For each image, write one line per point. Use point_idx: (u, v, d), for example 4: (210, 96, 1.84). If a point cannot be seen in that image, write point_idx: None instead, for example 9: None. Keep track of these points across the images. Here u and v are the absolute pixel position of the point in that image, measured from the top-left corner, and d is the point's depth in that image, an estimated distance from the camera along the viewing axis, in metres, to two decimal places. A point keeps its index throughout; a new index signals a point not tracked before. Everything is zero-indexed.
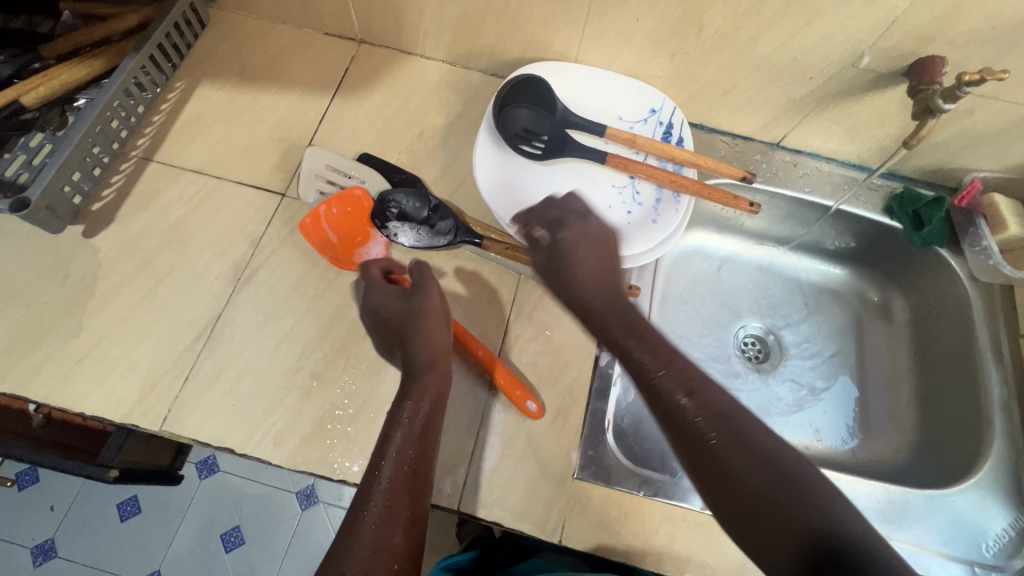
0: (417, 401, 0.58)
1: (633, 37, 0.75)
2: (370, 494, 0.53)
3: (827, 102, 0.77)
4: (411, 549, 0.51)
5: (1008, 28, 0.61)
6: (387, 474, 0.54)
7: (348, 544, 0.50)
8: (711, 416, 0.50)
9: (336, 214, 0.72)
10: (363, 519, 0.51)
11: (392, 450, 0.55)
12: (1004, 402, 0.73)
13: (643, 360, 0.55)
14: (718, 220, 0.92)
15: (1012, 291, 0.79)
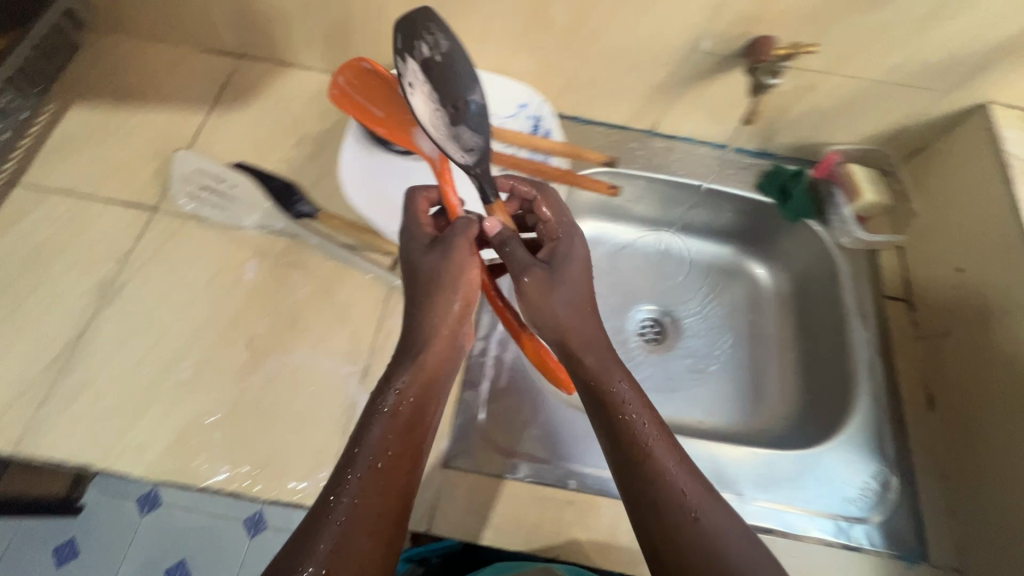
0: (396, 386, 0.54)
1: (491, 36, 0.77)
2: (344, 489, 0.47)
3: (684, 86, 0.80)
4: (385, 554, 0.46)
5: (818, 5, 0.65)
6: (362, 470, 0.48)
7: (313, 551, 0.44)
8: (695, 499, 0.49)
9: (359, 85, 0.71)
10: (332, 526, 0.45)
11: (373, 437, 0.50)
12: (870, 361, 0.76)
13: (630, 416, 0.53)
14: (607, 207, 0.94)
15: (874, 254, 0.83)
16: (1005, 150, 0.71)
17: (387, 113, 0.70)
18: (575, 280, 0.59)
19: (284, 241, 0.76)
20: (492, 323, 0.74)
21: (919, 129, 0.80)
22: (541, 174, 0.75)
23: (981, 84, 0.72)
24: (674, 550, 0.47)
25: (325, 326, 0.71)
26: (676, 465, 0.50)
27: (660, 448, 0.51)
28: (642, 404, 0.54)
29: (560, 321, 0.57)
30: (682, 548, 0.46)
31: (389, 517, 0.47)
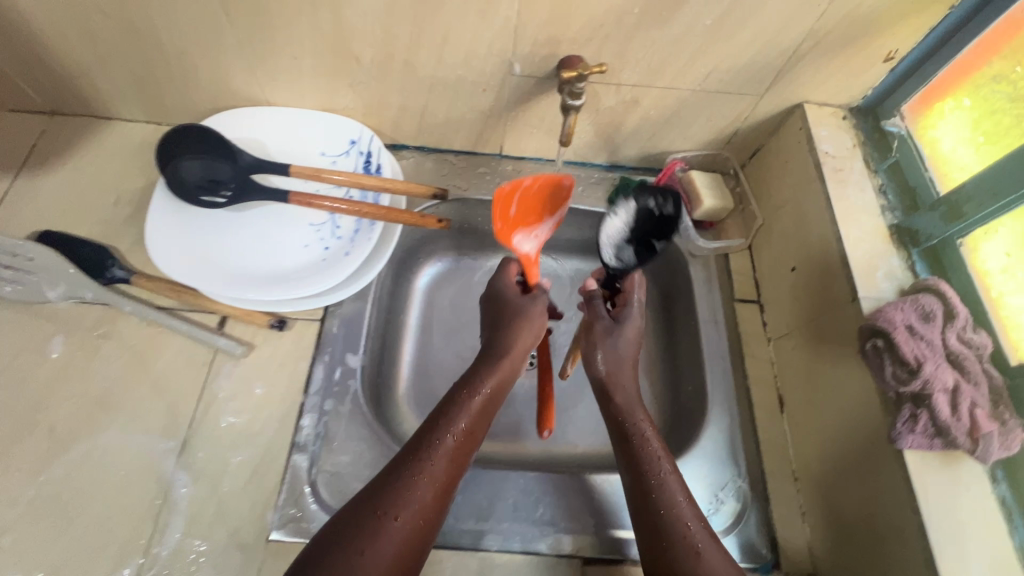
0: (482, 385, 0.62)
1: (304, 75, 0.74)
2: (421, 470, 0.54)
3: (514, 109, 0.78)
4: (419, 538, 0.52)
5: (612, 24, 0.64)
6: (442, 452, 0.56)
7: (378, 535, 0.49)
8: (697, 535, 0.53)
9: (530, 192, 0.68)
10: (389, 518, 0.51)
11: (453, 429, 0.58)
12: (721, 368, 0.75)
13: (647, 453, 0.58)
14: (464, 228, 0.90)
15: (725, 256, 0.83)
16: (818, 149, 0.72)
17: (520, 215, 0.69)
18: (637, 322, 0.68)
19: (96, 311, 0.70)
20: (326, 375, 0.69)
21: (750, 131, 0.81)
22: (365, 211, 0.71)
23: (791, 85, 0.73)
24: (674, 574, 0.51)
25: (139, 401, 0.66)
26: (683, 501, 0.55)
27: (671, 482, 0.56)
28: (660, 449, 0.59)
29: (602, 371, 0.65)
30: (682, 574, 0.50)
31: (439, 491, 0.54)
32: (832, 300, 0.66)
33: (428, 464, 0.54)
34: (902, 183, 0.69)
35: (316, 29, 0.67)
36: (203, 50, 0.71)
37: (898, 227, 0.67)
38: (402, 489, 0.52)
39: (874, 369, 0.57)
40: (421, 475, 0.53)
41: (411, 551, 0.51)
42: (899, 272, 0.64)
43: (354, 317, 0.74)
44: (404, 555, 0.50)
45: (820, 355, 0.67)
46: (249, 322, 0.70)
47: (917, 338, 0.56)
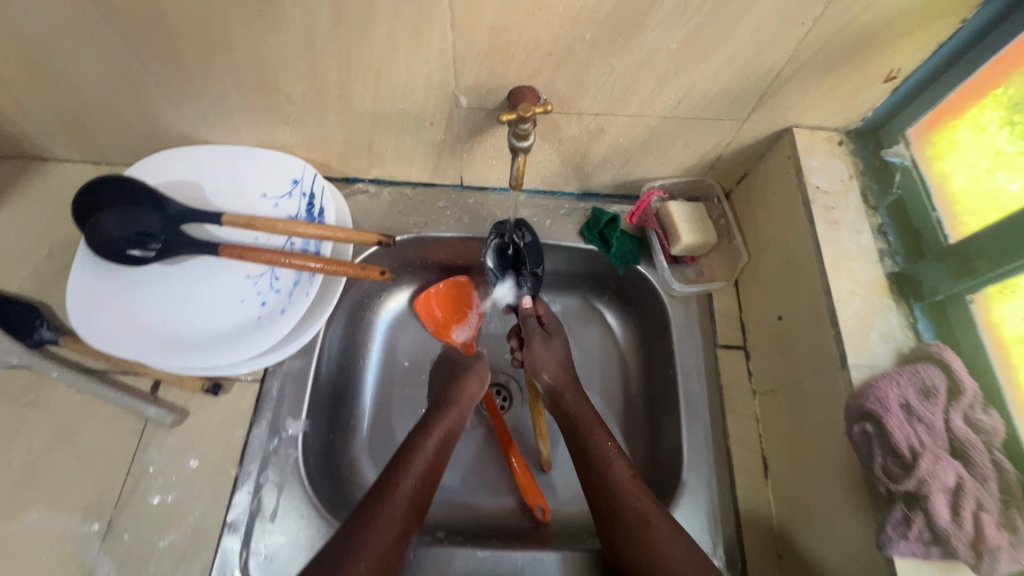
0: (435, 427, 0.65)
1: (234, 113, 0.68)
2: (386, 504, 0.57)
3: (468, 140, 0.70)
4: (393, 561, 0.55)
5: (562, 51, 0.56)
6: (404, 492, 0.58)
7: (353, 564, 0.52)
8: (646, 505, 0.58)
9: (442, 294, 0.83)
10: (360, 546, 0.54)
11: (412, 471, 0.60)
12: (700, 428, 0.68)
13: (593, 440, 0.64)
14: (424, 263, 0.83)
15: (709, 296, 0.75)
16: (807, 183, 0.63)
17: (446, 313, 0.83)
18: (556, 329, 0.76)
19: (24, 376, 0.66)
20: (264, 442, 0.65)
21: (736, 156, 0.72)
22: (300, 264, 0.65)
23: (778, 108, 0.63)
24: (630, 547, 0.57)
25: (65, 477, 0.62)
26: (653, 518, 0.57)
27: (618, 462, 0.62)
28: (602, 431, 0.65)
29: (551, 378, 0.71)
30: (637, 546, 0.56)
31: (408, 518, 0.57)
32: (821, 362, 0.57)
33: (390, 499, 0.57)
34: (905, 223, 0.60)
35: (236, 67, 0.60)
36: (121, 91, 0.65)
37: (898, 276, 0.58)
38: (366, 523, 0.55)
39: (862, 456, 0.49)
40: (386, 508, 0.56)
41: (388, 571, 0.54)
42: (897, 332, 0.55)
43: (297, 378, 0.68)
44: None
45: (807, 422, 0.59)
46: (182, 386, 0.66)
47: (914, 422, 0.48)
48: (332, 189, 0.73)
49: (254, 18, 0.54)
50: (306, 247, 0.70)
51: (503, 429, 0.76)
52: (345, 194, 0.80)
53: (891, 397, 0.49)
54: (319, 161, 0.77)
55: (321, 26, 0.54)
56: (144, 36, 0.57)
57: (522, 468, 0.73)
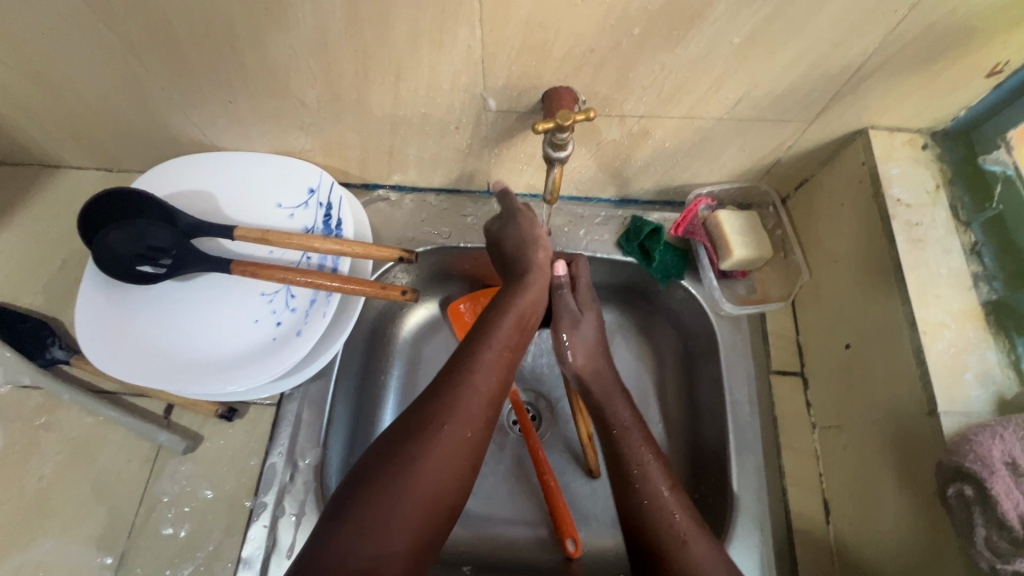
0: (513, 308, 0.59)
1: (246, 118, 0.63)
2: (465, 381, 0.52)
3: (496, 145, 0.64)
4: (471, 442, 0.50)
5: (605, 48, 0.49)
6: (482, 365, 0.54)
7: (434, 441, 0.48)
8: (684, 525, 0.51)
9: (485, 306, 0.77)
10: (439, 426, 0.49)
11: (492, 345, 0.56)
12: (754, 465, 0.60)
13: (627, 445, 0.58)
14: (448, 273, 0.77)
15: (762, 316, 0.68)
16: (887, 195, 0.56)
17: None
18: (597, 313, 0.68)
19: (35, 397, 0.63)
20: (281, 473, 0.60)
21: (800, 159, 0.63)
22: (317, 282, 0.58)
23: (852, 107, 0.55)
24: (652, 520, 0.52)
25: (77, 505, 0.59)
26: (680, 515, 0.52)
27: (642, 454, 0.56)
28: (639, 438, 0.58)
29: (578, 364, 0.65)
30: (661, 538, 0.51)
31: (490, 403, 0.53)
32: (901, 404, 0.51)
33: (470, 376, 0.53)
34: (1003, 244, 0.53)
35: (244, 70, 0.55)
36: (128, 96, 0.61)
37: (996, 305, 0.51)
38: (447, 396, 0.51)
39: (961, 523, 0.43)
40: (464, 389, 0.52)
41: (465, 453, 0.49)
42: (995, 372, 0.49)
43: (315, 402, 0.63)
44: (459, 463, 0.49)
45: (881, 468, 0.52)
46: (196, 411, 0.62)
47: (1021, 485, 0.41)
48: (351, 197, 0.68)
49: (261, 17, 0.49)
50: (323, 262, 0.65)
51: (539, 451, 0.70)
52: (364, 202, 0.74)
53: (995, 456, 0.42)
54: (336, 167, 0.71)
55: (333, 23, 0.49)
56: (145, 38, 0.52)
57: (557, 490, 0.67)
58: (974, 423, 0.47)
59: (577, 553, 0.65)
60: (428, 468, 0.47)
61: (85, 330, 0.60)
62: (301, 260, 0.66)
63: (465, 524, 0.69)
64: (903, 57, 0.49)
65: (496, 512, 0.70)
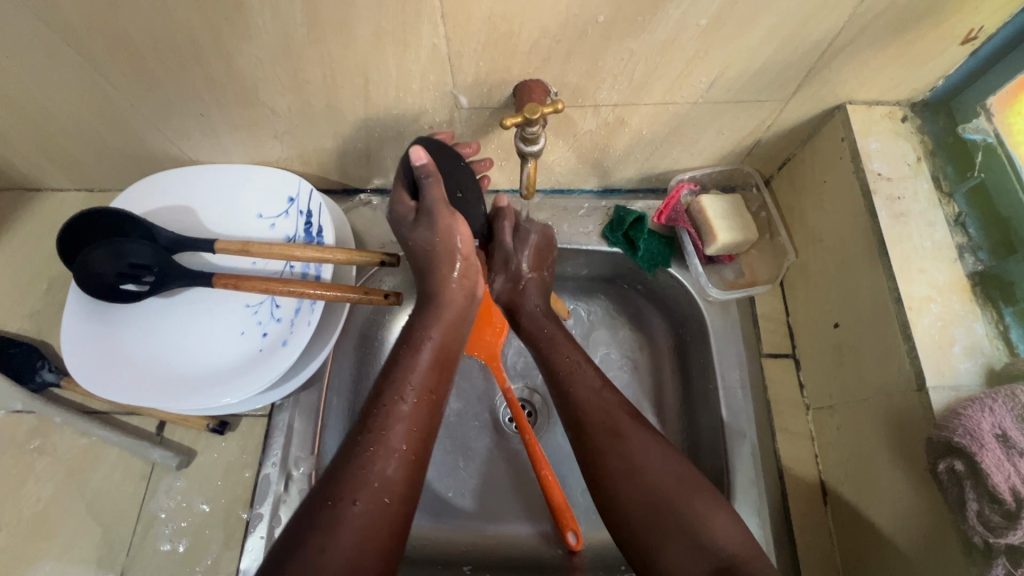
0: (428, 339, 0.54)
1: (219, 130, 0.62)
2: (375, 446, 0.47)
3: (473, 143, 0.63)
4: (388, 512, 0.45)
5: (570, 38, 0.49)
6: (400, 421, 0.49)
7: (337, 525, 0.43)
8: (621, 421, 0.54)
9: None
10: (347, 503, 0.44)
11: (409, 393, 0.50)
12: (751, 449, 0.60)
13: (556, 352, 0.61)
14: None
15: (751, 299, 0.67)
16: (867, 170, 0.55)
17: None
18: (549, 274, 0.67)
19: (28, 421, 0.64)
20: (274, 483, 0.60)
21: (780, 138, 0.63)
22: (300, 291, 0.58)
23: (827, 82, 0.54)
24: (599, 456, 0.52)
25: (75, 526, 0.60)
26: (627, 431, 0.53)
27: (584, 381, 0.58)
28: (566, 345, 0.61)
29: (504, 297, 0.66)
30: (607, 459, 0.52)
31: (410, 463, 0.48)
32: (890, 381, 0.50)
33: (381, 437, 0.48)
34: (987, 213, 0.53)
35: (212, 82, 0.55)
36: (99, 114, 0.60)
37: (982, 276, 0.51)
38: (352, 470, 0.46)
39: (953, 499, 0.43)
40: (373, 455, 0.47)
41: (385, 526, 0.45)
42: (984, 343, 0.48)
43: (307, 410, 0.63)
44: (378, 534, 0.44)
45: (874, 447, 0.52)
46: (188, 426, 0.63)
47: (1013, 456, 0.41)
48: (331, 204, 0.67)
49: (221, 27, 0.48)
50: (306, 270, 0.65)
51: (535, 446, 0.68)
52: (345, 207, 0.74)
53: (985, 429, 0.42)
54: (315, 174, 0.71)
55: (295, 29, 0.48)
56: (110, 55, 0.52)
57: (555, 487, 0.66)
58: (964, 396, 0.46)
59: (579, 545, 0.65)
60: (343, 550, 0.42)
61: (72, 353, 0.60)
62: (284, 269, 0.65)
63: (464, 523, 0.69)
64: (874, 28, 0.48)
65: (495, 510, 0.70)
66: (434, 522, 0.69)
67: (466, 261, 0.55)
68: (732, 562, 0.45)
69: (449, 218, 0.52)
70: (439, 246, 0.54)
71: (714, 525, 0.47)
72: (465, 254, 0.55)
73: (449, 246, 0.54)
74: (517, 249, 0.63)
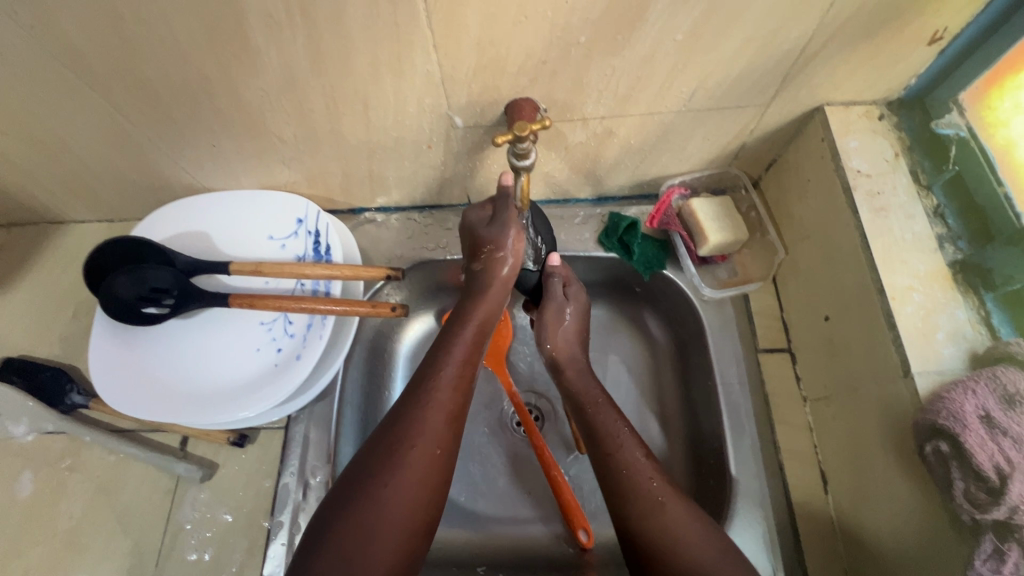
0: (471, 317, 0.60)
1: (230, 158, 0.66)
2: (428, 403, 0.52)
3: (469, 159, 0.66)
4: (440, 463, 0.50)
5: (555, 58, 0.52)
6: (445, 382, 0.54)
7: (401, 465, 0.48)
8: (660, 488, 0.53)
9: None
10: (407, 448, 0.49)
11: (452, 360, 0.56)
12: (751, 443, 0.61)
13: (601, 418, 0.60)
14: (439, 285, 0.79)
15: (745, 297, 0.69)
16: (847, 168, 0.57)
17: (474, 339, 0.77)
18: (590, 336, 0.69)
19: (60, 441, 0.67)
20: (294, 492, 0.63)
21: (764, 140, 0.65)
22: (311, 307, 0.61)
23: (804, 86, 0.57)
24: (639, 517, 0.51)
25: (107, 539, 0.63)
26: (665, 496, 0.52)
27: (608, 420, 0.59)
28: (609, 408, 0.61)
29: (554, 346, 0.66)
30: (648, 525, 0.51)
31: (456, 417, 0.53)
32: (879, 370, 0.52)
33: (434, 395, 0.53)
34: (965, 203, 0.55)
35: (223, 115, 0.59)
36: (118, 149, 0.64)
37: (963, 265, 0.53)
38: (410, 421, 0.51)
39: (940, 479, 0.44)
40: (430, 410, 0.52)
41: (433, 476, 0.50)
42: (967, 329, 0.50)
43: (321, 421, 0.66)
44: (426, 483, 0.49)
45: (868, 434, 0.53)
46: (209, 441, 0.66)
47: (997, 436, 0.42)
48: (338, 223, 0.70)
49: (229, 64, 0.52)
50: (316, 287, 0.68)
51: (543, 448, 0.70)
52: (352, 226, 0.77)
53: (968, 410, 0.43)
54: (322, 196, 0.74)
55: (299, 63, 0.52)
56: (128, 95, 0.56)
57: (566, 486, 0.68)
58: (949, 380, 0.48)
59: (591, 543, 0.67)
60: (399, 490, 0.48)
61: (100, 375, 0.63)
62: (296, 287, 0.69)
63: (478, 527, 0.71)
64: (843, 34, 0.51)
65: (506, 513, 0.72)
66: (447, 527, 0.71)
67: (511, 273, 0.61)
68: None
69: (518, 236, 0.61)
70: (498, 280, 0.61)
71: None
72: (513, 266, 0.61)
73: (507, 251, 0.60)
74: (565, 300, 0.66)
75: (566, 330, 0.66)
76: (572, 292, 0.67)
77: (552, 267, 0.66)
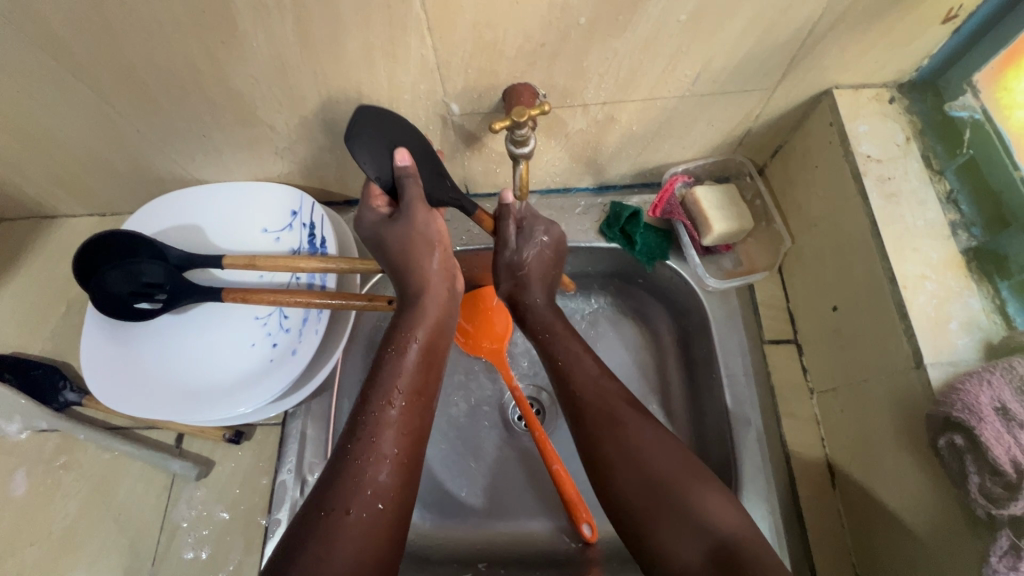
0: (411, 340, 0.54)
1: (221, 149, 0.64)
2: (369, 453, 0.48)
3: (467, 148, 0.64)
4: (383, 521, 0.46)
5: (554, 40, 0.50)
6: (388, 425, 0.49)
7: (336, 533, 0.44)
8: (621, 410, 0.54)
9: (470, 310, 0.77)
10: (341, 513, 0.45)
11: (393, 399, 0.50)
12: (757, 436, 0.60)
13: (558, 346, 0.60)
14: None
15: (750, 287, 0.67)
16: (857, 153, 0.56)
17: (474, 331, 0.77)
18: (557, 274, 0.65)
19: (54, 439, 0.66)
20: (291, 489, 0.62)
21: (771, 126, 0.63)
22: (306, 301, 0.60)
23: (812, 68, 0.55)
24: (596, 446, 0.53)
25: (102, 537, 0.62)
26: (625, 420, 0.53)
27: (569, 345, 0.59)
28: (568, 336, 0.60)
29: (507, 288, 0.63)
30: (603, 445, 0.52)
31: (402, 468, 0.48)
32: (890, 361, 0.51)
33: (372, 445, 0.48)
34: (980, 189, 0.53)
35: (212, 103, 0.57)
36: (106, 140, 0.63)
37: (977, 252, 0.51)
38: (350, 476, 0.46)
39: (954, 472, 0.43)
40: (367, 463, 0.47)
41: (381, 534, 0.45)
42: (981, 318, 0.49)
43: (319, 417, 0.65)
44: (377, 540, 0.45)
45: (878, 428, 0.52)
46: (205, 437, 0.65)
47: (1014, 429, 0.41)
48: (333, 215, 0.69)
49: (216, 50, 0.50)
50: (312, 281, 0.67)
51: (545, 442, 0.69)
52: (347, 218, 0.76)
53: (984, 403, 0.42)
54: (317, 188, 0.73)
55: (288, 48, 0.50)
56: (114, 84, 0.54)
57: (568, 481, 0.67)
58: (963, 371, 0.46)
59: (594, 538, 0.66)
60: (345, 546, 0.43)
61: (92, 372, 0.62)
62: (291, 281, 0.67)
63: (479, 524, 0.70)
64: (853, 13, 0.49)
65: (507, 509, 0.71)
66: (446, 524, 0.70)
67: (444, 253, 0.57)
68: (729, 542, 0.45)
69: (428, 213, 0.54)
70: (416, 237, 0.55)
71: (715, 508, 0.47)
72: (443, 242, 0.56)
73: (433, 233, 0.55)
74: (521, 247, 0.62)
75: (520, 270, 0.62)
76: (524, 233, 0.62)
77: (506, 209, 0.60)
